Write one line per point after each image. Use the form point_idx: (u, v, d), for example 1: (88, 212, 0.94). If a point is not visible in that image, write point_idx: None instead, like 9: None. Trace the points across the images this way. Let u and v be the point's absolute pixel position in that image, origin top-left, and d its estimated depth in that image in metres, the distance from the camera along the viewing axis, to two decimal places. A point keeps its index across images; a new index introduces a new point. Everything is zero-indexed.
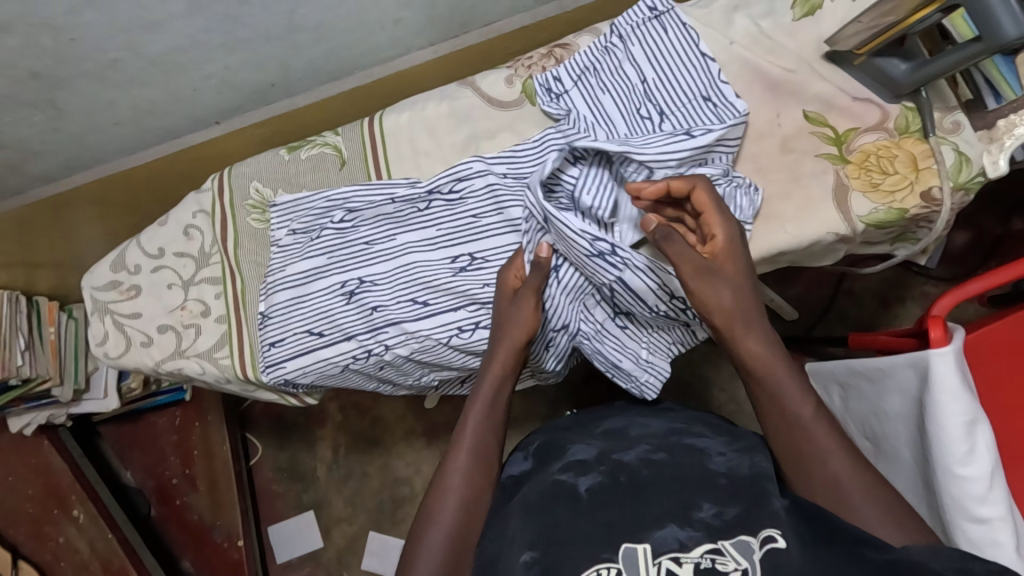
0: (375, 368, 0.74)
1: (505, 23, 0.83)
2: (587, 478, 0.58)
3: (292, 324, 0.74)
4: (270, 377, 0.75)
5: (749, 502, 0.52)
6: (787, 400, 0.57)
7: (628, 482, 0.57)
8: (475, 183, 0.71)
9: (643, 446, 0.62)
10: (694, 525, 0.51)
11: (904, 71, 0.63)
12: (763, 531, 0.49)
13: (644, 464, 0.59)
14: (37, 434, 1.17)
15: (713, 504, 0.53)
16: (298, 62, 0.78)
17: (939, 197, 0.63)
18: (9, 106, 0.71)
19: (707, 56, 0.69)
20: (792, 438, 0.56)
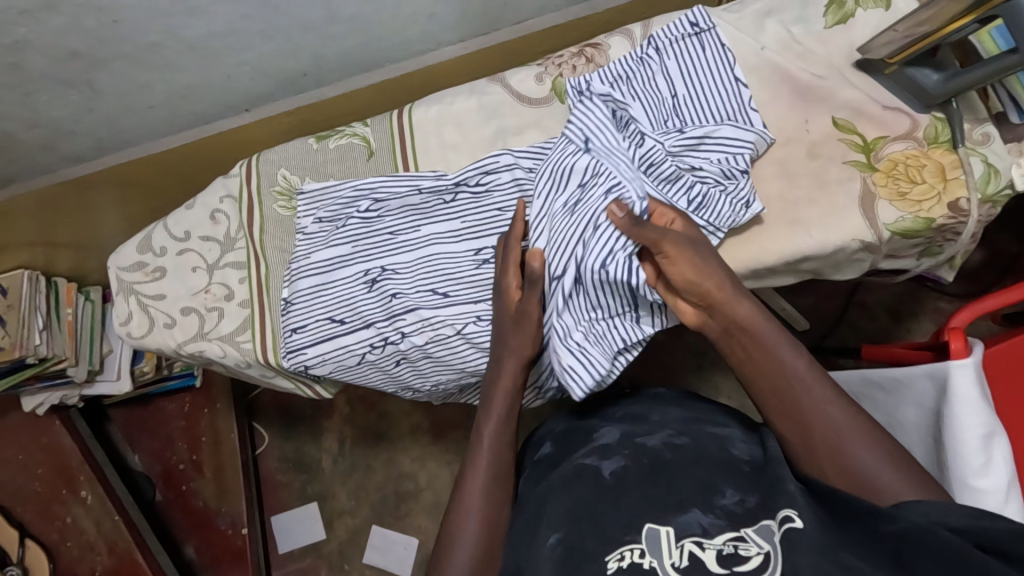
0: (391, 358, 0.74)
1: (536, 22, 0.83)
2: (611, 462, 0.61)
3: (315, 311, 0.75)
4: (291, 363, 0.76)
5: (769, 488, 0.53)
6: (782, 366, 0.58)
7: (650, 462, 0.60)
8: (502, 175, 0.73)
9: (667, 430, 0.64)
10: (716, 512, 0.52)
11: (936, 81, 0.63)
12: (781, 513, 0.49)
13: (668, 449, 0.61)
14: (49, 414, 1.19)
15: (736, 490, 0.54)
16: (331, 53, 0.79)
17: (966, 208, 0.64)
18: (48, 85, 0.72)
19: (741, 81, 0.70)
20: (793, 405, 0.57)
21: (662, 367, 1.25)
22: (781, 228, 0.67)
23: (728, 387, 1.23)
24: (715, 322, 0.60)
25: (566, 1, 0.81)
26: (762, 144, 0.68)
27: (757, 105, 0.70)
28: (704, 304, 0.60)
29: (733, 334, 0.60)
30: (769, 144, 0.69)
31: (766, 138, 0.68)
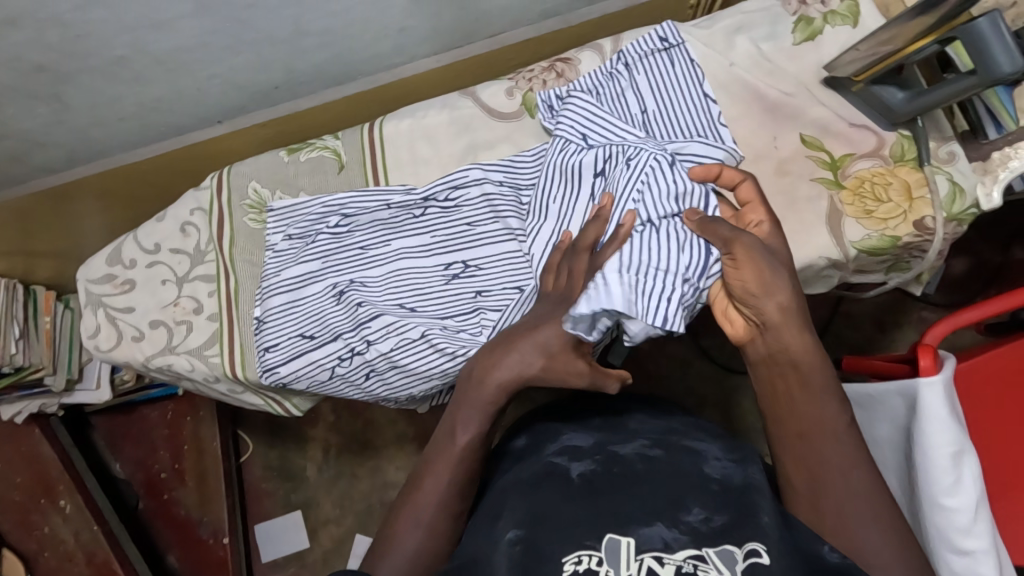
0: (360, 370, 0.73)
1: (510, 34, 0.83)
2: (580, 464, 0.60)
3: (286, 328, 0.74)
4: (267, 381, 0.75)
5: (740, 508, 0.53)
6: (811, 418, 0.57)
7: (619, 472, 0.59)
8: (471, 190, 0.73)
9: (641, 440, 0.63)
10: (680, 527, 0.52)
11: (902, 99, 0.63)
12: (746, 544, 0.49)
13: (640, 459, 0.60)
14: (28, 423, 1.17)
15: (703, 509, 0.54)
16: (303, 66, 0.78)
17: (932, 227, 0.64)
18: (16, 98, 0.72)
19: (710, 97, 0.70)
20: (817, 472, 0.56)
21: (646, 377, 1.24)
22: None
23: (711, 397, 1.22)
24: (764, 343, 0.57)
25: (540, 15, 0.81)
26: (732, 162, 0.67)
27: (727, 121, 0.70)
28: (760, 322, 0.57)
29: (779, 360, 0.57)
30: (739, 160, 0.67)
31: (737, 154, 0.66)
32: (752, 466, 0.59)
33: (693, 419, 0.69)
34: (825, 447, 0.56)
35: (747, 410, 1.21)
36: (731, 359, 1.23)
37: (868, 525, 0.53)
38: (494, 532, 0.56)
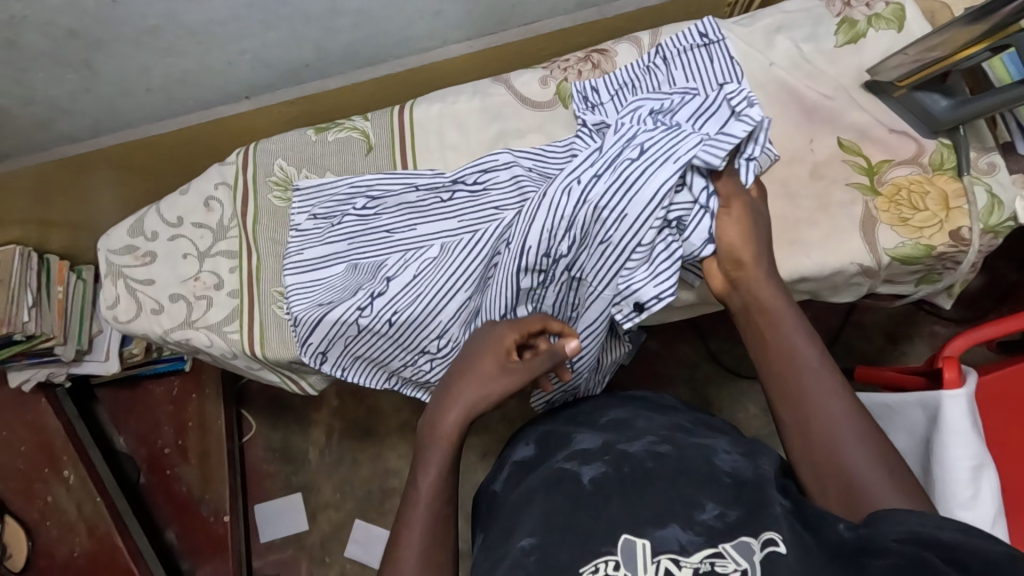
0: (381, 317, 0.70)
1: (544, 24, 0.82)
2: (592, 468, 0.59)
3: (309, 298, 0.73)
4: (307, 355, 0.74)
5: (753, 505, 0.51)
6: (794, 351, 0.56)
7: (630, 471, 0.57)
8: (500, 174, 0.71)
9: (649, 437, 0.62)
10: (695, 528, 0.50)
11: (945, 107, 0.63)
12: (763, 534, 0.48)
13: (649, 457, 0.59)
14: (35, 391, 1.17)
15: (716, 505, 0.52)
16: (334, 45, 0.78)
17: (968, 237, 0.63)
18: (45, 64, 0.71)
19: None
20: (795, 405, 0.55)
21: (654, 377, 1.24)
22: (780, 248, 0.66)
23: (719, 399, 1.22)
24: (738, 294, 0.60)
25: (576, 5, 0.80)
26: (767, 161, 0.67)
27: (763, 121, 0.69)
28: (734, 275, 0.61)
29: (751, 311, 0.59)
30: (774, 161, 0.67)
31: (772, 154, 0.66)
32: (761, 459, 0.57)
33: (703, 416, 0.69)
34: (799, 375, 0.55)
35: (753, 415, 1.20)
36: (740, 364, 1.22)
37: (858, 449, 0.51)
38: (505, 547, 0.55)
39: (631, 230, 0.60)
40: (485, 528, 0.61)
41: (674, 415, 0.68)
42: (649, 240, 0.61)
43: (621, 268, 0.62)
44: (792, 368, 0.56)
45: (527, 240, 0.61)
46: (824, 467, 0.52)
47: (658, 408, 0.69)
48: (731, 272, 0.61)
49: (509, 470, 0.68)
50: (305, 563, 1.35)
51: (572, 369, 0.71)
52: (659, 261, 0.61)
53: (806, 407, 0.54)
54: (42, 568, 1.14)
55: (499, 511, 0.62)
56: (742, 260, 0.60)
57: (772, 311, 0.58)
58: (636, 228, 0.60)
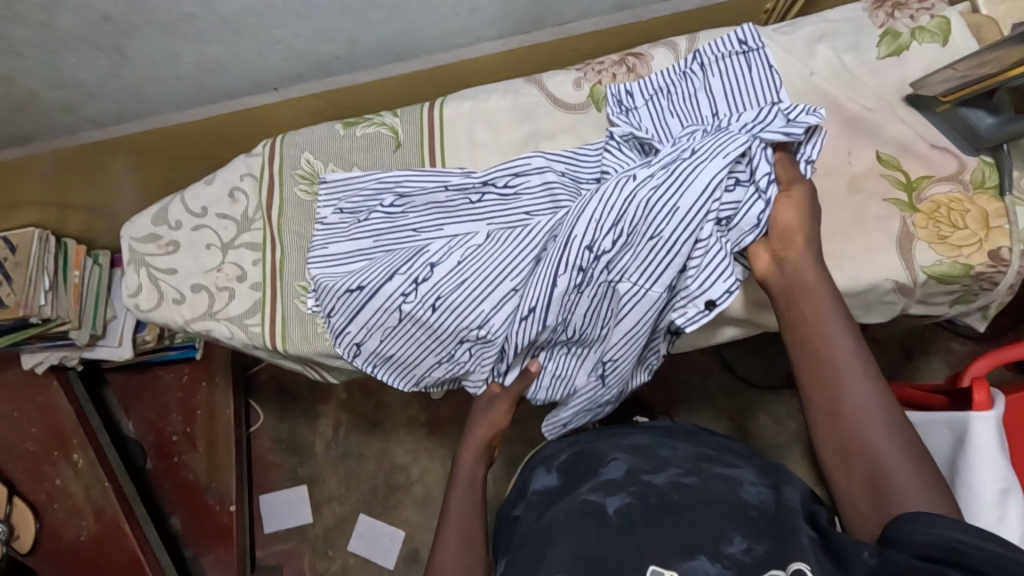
0: (426, 301, 0.67)
1: (578, 25, 0.80)
2: (616, 499, 0.58)
3: (337, 285, 0.70)
4: (341, 346, 0.72)
5: (781, 537, 0.50)
6: (835, 342, 0.55)
7: (656, 503, 0.56)
8: (531, 178, 0.70)
9: (674, 469, 0.61)
10: (723, 561, 0.49)
11: (990, 125, 0.62)
12: (792, 565, 0.46)
13: (675, 488, 0.57)
14: (47, 373, 1.17)
15: (745, 538, 0.51)
16: (366, 39, 0.77)
17: (1008, 258, 0.62)
18: (78, 47, 0.70)
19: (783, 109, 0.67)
20: (826, 384, 0.54)
21: (666, 383, 1.23)
22: None
23: (731, 409, 1.21)
24: (784, 274, 0.59)
25: (612, 7, 0.78)
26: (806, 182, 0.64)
27: None
28: (782, 254, 0.59)
29: (796, 290, 0.58)
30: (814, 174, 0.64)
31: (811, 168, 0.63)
32: (787, 487, 0.56)
33: (727, 442, 0.67)
34: (835, 356, 0.55)
35: (764, 425, 1.19)
36: (754, 374, 1.21)
37: (882, 437, 0.51)
38: None
39: (686, 226, 0.59)
40: (506, 554, 0.62)
41: (696, 441, 0.67)
42: (703, 238, 0.59)
43: (673, 266, 0.60)
44: (829, 360, 0.55)
45: (574, 229, 0.61)
46: (848, 455, 0.52)
47: (678, 435, 0.69)
48: (778, 251, 0.60)
49: (530, 495, 0.67)
50: (307, 556, 1.35)
51: (603, 380, 0.69)
52: (710, 264, 0.60)
53: (839, 389, 0.54)
54: (48, 550, 1.15)
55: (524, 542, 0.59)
56: (792, 236, 0.59)
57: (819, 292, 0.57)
58: (689, 228, 0.59)
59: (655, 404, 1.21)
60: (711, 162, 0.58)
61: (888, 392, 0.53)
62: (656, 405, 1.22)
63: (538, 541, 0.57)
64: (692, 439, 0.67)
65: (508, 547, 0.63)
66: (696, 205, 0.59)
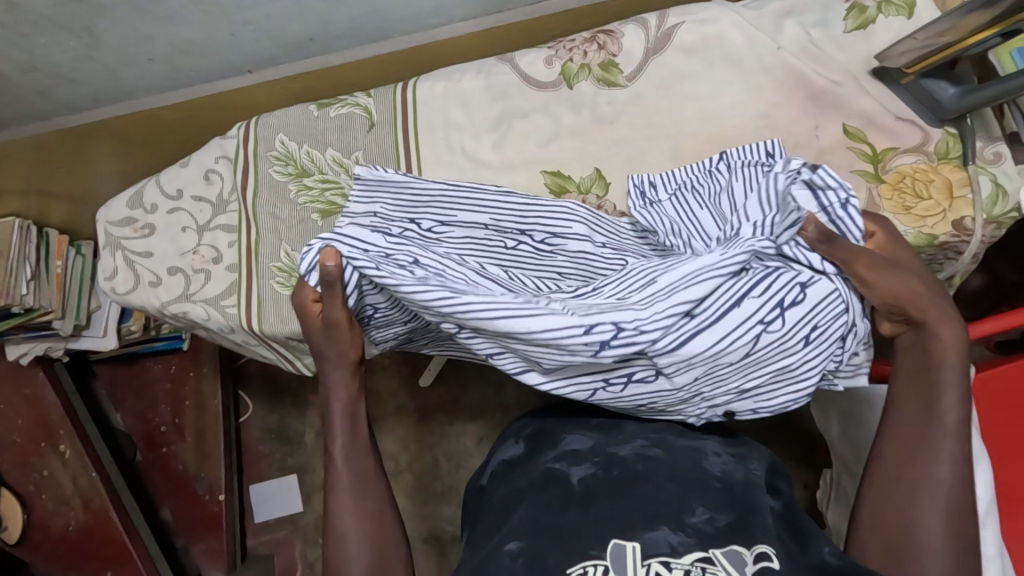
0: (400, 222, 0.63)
1: (550, 4, 0.80)
2: (580, 468, 0.58)
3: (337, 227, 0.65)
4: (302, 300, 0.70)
5: (744, 511, 0.52)
6: (929, 426, 0.53)
7: (620, 474, 0.56)
8: (567, 243, 0.65)
9: (640, 439, 0.60)
10: (685, 530, 0.50)
11: (952, 95, 0.62)
12: (756, 548, 0.49)
13: (639, 460, 0.57)
14: (33, 365, 1.16)
15: (707, 508, 0.51)
16: (339, 19, 0.77)
17: (971, 227, 0.63)
18: (48, 28, 0.70)
19: None
20: (904, 450, 0.54)
21: None
22: None
23: None
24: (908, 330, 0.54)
25: None
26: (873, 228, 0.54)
27: (768, 107, 0.69)
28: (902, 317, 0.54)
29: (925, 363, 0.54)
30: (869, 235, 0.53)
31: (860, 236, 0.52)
32: (755, 465, 0.58)
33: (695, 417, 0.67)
34: (920, 426, 0.53)
35: None
36: None
37: (935, 518, 0.51)
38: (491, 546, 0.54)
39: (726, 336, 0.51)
40: (472, 525, 0.63)
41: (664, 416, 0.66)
42: (745, 342, 0.51)
43: (620, 312, 0.50)
44: (920, 437, 0.53)
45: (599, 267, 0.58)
46: (887, 514, 0.52)
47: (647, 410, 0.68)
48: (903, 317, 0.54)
49: (494, 465, 0.68)
50: (298, 544, 1.35)
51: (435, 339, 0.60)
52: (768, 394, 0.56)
53: (916, 456, 0.53)
54: (37, 541, 1.17)
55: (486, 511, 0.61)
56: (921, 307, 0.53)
57: (942, 361, 0.53)
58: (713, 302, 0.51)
59: None
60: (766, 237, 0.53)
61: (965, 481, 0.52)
62: None
63: (501, 511, 0.58)
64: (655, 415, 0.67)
65: (474, 519, 0.63)
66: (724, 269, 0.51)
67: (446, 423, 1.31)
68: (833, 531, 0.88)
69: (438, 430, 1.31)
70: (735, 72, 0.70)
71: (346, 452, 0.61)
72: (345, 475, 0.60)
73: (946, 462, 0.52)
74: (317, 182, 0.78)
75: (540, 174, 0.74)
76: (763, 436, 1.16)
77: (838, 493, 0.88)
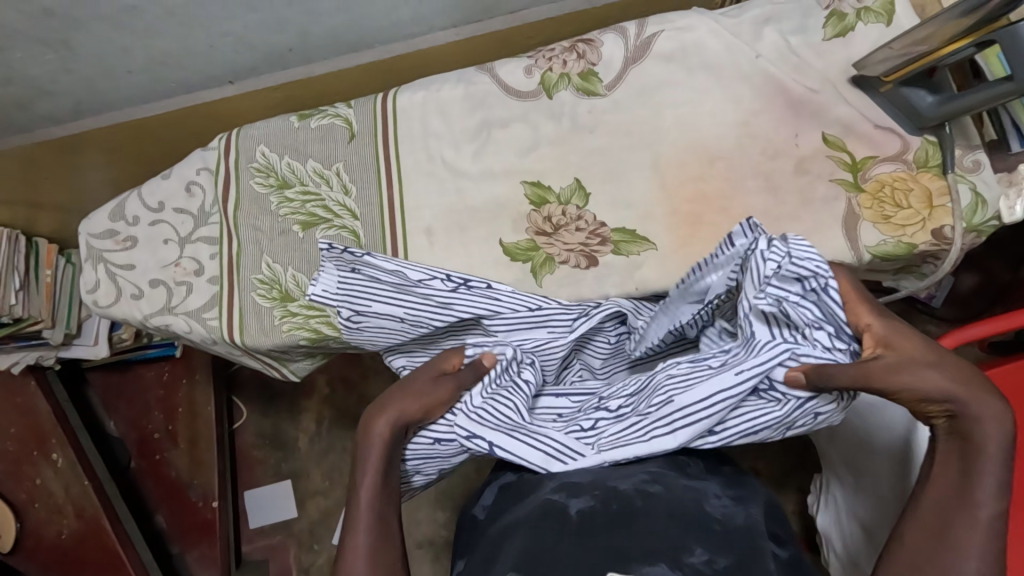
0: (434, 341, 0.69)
1: (530, 13, 0.80)
2: (580, 500, 0.52)
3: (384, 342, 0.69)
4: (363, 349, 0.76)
5: (748, 553, 0.46)
6: (969, 518, 0.43)
7: (619, 509, 0.50)
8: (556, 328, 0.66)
9: (641, 474, 0.55)
10: (683, 569, 0.44)
11: (930, 104, 0.62)
12: None
13: (639, 495, 0.51)
14: (24, 374, 1.16)
15: (706, 549, 0.45)
16: (318, 29, 0.76)
17: (950, 236, 0.62)
18: (24, 42, 0.70)
19: (794, 254, 0.53)
20: (926, 539, 0.44)
21: None
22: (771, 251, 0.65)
23: None
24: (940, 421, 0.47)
25: None
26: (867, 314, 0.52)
27: (748, 115, 0.69)
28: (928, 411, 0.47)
29: (953, 450, 0.46)
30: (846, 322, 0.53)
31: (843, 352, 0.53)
32: (756, 507, 0.53)
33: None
34: (957, 518, 0.44)
35: None
36: None
37: None
38: None
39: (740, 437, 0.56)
40: (465, 557, 0.57)
41: None
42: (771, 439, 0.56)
43: (642, 446, 0.56)
44: (952, 523, 0.44)
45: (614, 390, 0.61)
46: None
47: None
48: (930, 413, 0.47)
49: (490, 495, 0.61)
50: (293, 550, 1.35)
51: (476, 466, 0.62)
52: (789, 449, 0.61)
53: (937, 555, 0.43)
54: (30, 549, 1.17)
55: (478, 544, 0.55)
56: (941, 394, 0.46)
57: (976, 458, 0.44)
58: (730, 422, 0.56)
59: None
60: (769, 345, 0.53)
61: None
62: None
63: (493, 540, 0.53)
64: None
65: (469, 549, 0.57)
66: (735, 393, 0.53)
67: None
68: (824, 540, 0.88)
69: None
70: (713, 80, 0.70)
71: (372, 521, 0.53)
72: (361, 518, 0.53)
73: (979, 565, 0.42)
74: (298, 194, 0.77)
75: (521, 184, 0.73)
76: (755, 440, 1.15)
77: (831, 501, 0.87)
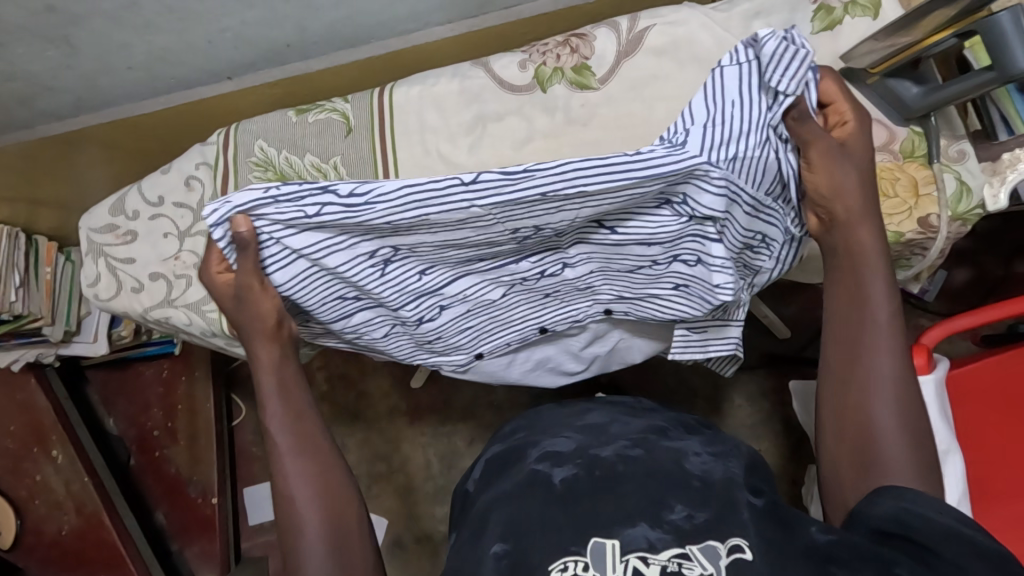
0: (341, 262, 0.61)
1: (525, 8, 0.81)
2: (563, 469, 0.57)
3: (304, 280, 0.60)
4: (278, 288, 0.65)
5: (722, 508, 0.51)
6: (875, 317, 0.55)
7: (602, 475, 0.56)
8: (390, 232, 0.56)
9: (622, 441, 0.60)
10: (664, 526, 0.49)
11: (916, 94, 0.63)
12: (731, 540, 0.47)
13: (620, 460, 0.57)
14: (24, 371, 1.17)
15: (685, 506, 0.51)
16: (315, 25, 0.78)
17: (937, 225, 0.64)
18: (26, 39, 0.71)
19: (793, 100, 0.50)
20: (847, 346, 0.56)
21: (642, 364, 1.20)
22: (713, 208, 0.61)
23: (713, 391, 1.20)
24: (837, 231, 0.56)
25: None
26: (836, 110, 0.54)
27: None
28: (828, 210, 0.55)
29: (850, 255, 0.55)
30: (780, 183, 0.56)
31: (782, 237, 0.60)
32: (733, 462, 0.57)
33: (682, 421, 0.67)
34: (865, 328, 0.55)
35: (739, 406, 1.18)
36: None
37: (885, 416, 0.54)
38: (475, 549, 0.53)
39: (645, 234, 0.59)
40: (458, 527, 0.62)
41: (647, 417, 0.66)
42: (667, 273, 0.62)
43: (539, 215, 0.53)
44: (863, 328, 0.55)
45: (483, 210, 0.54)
46: (845, 414, 0.56)
47: (634, 412, 0.68)
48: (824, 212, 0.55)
49: (480, 470, 0.67)
50: None
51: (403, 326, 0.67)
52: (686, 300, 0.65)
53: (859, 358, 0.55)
54: (30, 545, 1.18)
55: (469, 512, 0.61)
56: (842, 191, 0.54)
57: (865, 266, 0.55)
58: (629, 258, 0.62)
59: (633, 387, 1.19)
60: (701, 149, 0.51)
61: (905, 370, 0.55)
62: (629, 387, 1.20)
63: (483, 510, 0.58)
64: (643, 415, 0.67)
65: (461, 520, 0.62)
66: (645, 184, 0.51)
67: (437, 423, 1.32)
68: None
69: (429, 431, 1.32)
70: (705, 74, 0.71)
71: (289, 442, 0.61)
72: (282, 438, 0.61)
73: (892, 356, 0.55)
74: None
75: None
76: (749, 432, 1.16)
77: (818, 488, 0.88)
